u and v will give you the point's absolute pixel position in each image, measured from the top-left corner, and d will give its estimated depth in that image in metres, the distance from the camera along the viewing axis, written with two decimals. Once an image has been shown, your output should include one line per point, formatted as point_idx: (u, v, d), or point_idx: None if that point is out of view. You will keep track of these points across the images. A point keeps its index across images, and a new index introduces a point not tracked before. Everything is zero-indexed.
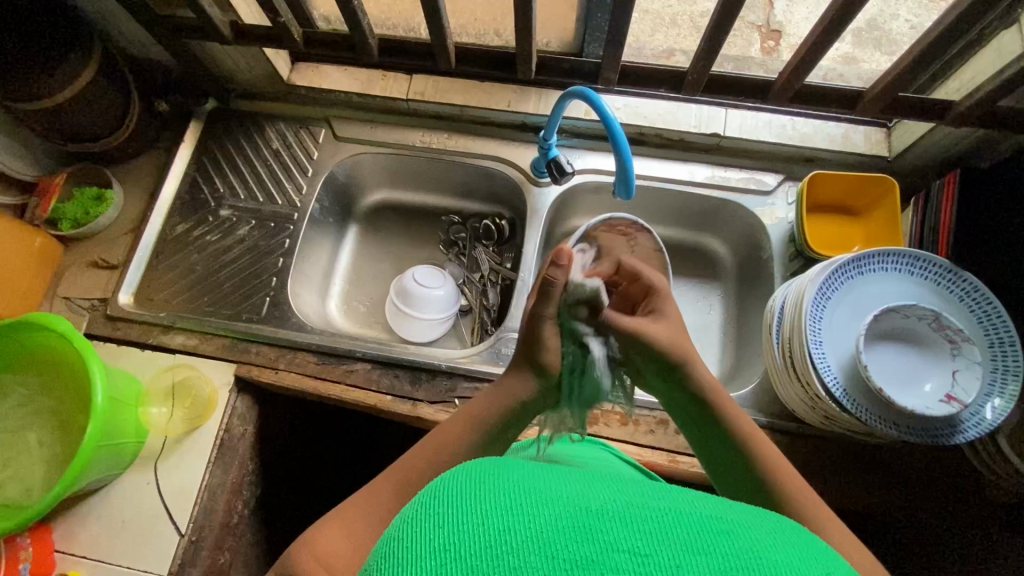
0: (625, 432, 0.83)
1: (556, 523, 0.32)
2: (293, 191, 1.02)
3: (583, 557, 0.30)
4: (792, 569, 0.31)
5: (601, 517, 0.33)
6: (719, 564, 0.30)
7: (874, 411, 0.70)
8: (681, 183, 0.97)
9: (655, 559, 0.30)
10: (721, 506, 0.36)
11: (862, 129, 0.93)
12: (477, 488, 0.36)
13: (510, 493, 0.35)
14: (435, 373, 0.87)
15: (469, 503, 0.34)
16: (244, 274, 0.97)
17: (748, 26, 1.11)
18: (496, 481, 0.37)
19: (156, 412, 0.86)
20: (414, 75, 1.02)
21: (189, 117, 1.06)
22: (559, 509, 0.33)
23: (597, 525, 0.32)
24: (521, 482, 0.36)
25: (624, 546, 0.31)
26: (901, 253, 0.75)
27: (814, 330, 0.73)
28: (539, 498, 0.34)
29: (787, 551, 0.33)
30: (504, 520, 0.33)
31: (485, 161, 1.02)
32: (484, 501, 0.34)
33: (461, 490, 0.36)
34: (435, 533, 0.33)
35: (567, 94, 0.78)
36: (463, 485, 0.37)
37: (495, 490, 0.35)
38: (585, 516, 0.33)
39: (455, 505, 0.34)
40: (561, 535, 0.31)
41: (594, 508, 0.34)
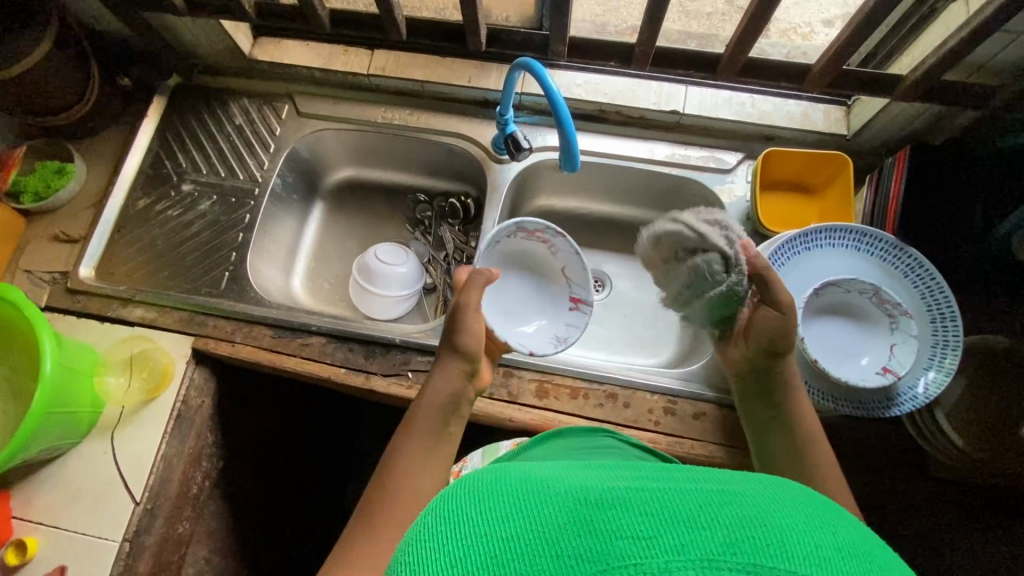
0: (574, 405, 0.84)
1: (561, 522, 0.33)
2: (255, 166, 1.02)
3: (589, 549, 0.31)
4: (795, 535, 0.31)
5: (604, 506, 0.33)
6: (722, 537, 0.30)
7: (811, 383, 0.71)
8: (640, 161, 0.97)
9: (661, 541, 0.31)
10: (727, 480, 0.36)
11: (822, 106, 0.93)
12: (481, 495, 0.37)
13: (515, 498, 0.36)
14: (389, 347, 0.88)
15: (474, 514, 0.35)
16: (205, 248, 0.97)
17: (737, 11, 1.08)
18: (500, 486, 0.37)
19: (113, 383, 0.87)
20: (375, 50, 1.01)
21: (153, 92, 1.05)
22: (564, 506, 0.34)
23: (599, 515, 0.33)
24: (525, 485, 0.37)
25: (627, 532, 0.31)
26: (846, 229, 0.75)
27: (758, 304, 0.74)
28: (547, 497, 0.35)
29: (797, 516, 0.33)
30: (513, 527, 0.33)
31: (446, 137, 1.02)
32: (494, 510, 0.35)
33: (469, 499, 0.37)
34: (448, 547, 0.33)
35: (515, 66, 0.78)
36: (474, 495, 0.37)
37: (507, 498, 0.36)
38: (588, 508, 0.33)
39: (469, 523, 0.35)
40: (567, 533, 0.32)
41: (595, 498, 0.34)
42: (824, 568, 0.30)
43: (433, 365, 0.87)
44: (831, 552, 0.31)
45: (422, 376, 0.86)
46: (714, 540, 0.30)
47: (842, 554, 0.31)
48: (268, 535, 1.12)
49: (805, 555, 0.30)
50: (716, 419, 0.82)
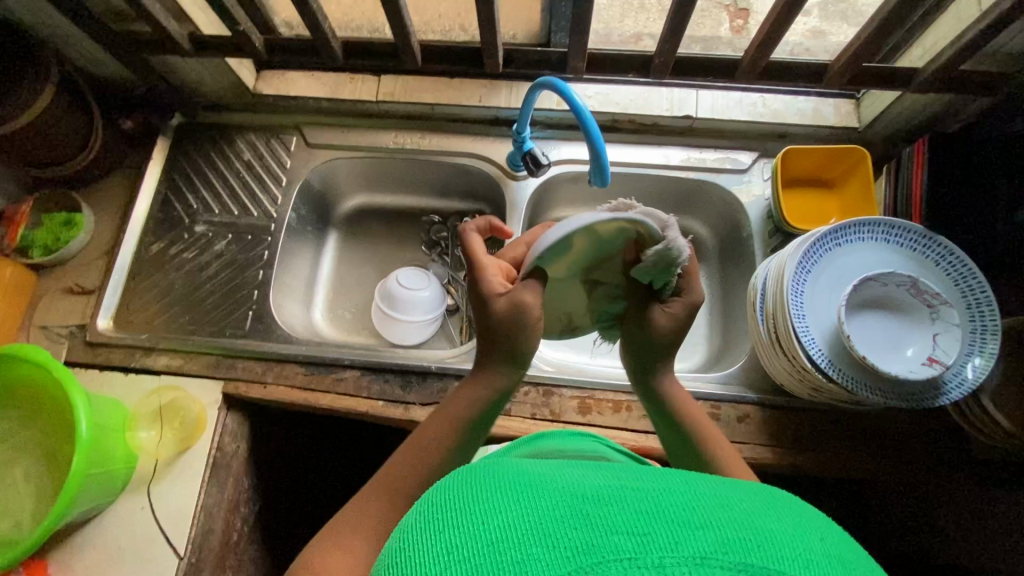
0: (618, 419, 0.83)
1: (554, 513, 0.32)
2: (268, 201, 1.00)
3: (580, 543, 0.30)
4: (788, 541, 0.30)
5: (597, 500, 0.32)
6: (717, 537, 0.29)
7: (858, 379, 0.71)
8: (658, 167, 0.98)
9: (655, 538, 0.30)
10: (716, 480, 0.35)
11: (832, 102, 0.94)
12: (471, 487, 0.36)
13: (504, 488, 0.35)
14: (425, 375, 0.87)
15: (464, 504, 0.34)
16: (225, 289, 0.95)
17: (715, 6, 1.08)
18: (490, 478, 0.36)
19: (145, 435, 0.85)
20: (382, 76, 1.01)
21: (156, 134, 1.03)
22: (557, 497, 0.33)
23: (595, 509, 0.32)
24: (519, 477, 0.36)
25: (621, 527, 0.30)
26: (875, 222, 0.76)
27: (796, 304, 0.74)
28: (536, 491, 0.34)
29: (791, 519, 0.32)
30: (502, 518, 0.32)
31: (461, 158, 1.01)
32: (480, 501, 0.34)
33: (458, 493, 0.36)
34: (431, 541, 0.32)
35: (537, 85, 0.77)
36: (464, 491, 0.35)
37: (498, 489, 0.34)
38: (583, 501, 0.32)
39: (462, 514, 0.33)
40: (559, 524, 0.31)
41: (592, 493, 0.33)
42: (816, 573, 0.29)
43: None
44: (824, 558, 0.30)
45: None
46: (707, 539, 0.29)
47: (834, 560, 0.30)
48: None
49: (800, 559, 0.30)
50: (760, 420, 0.82)
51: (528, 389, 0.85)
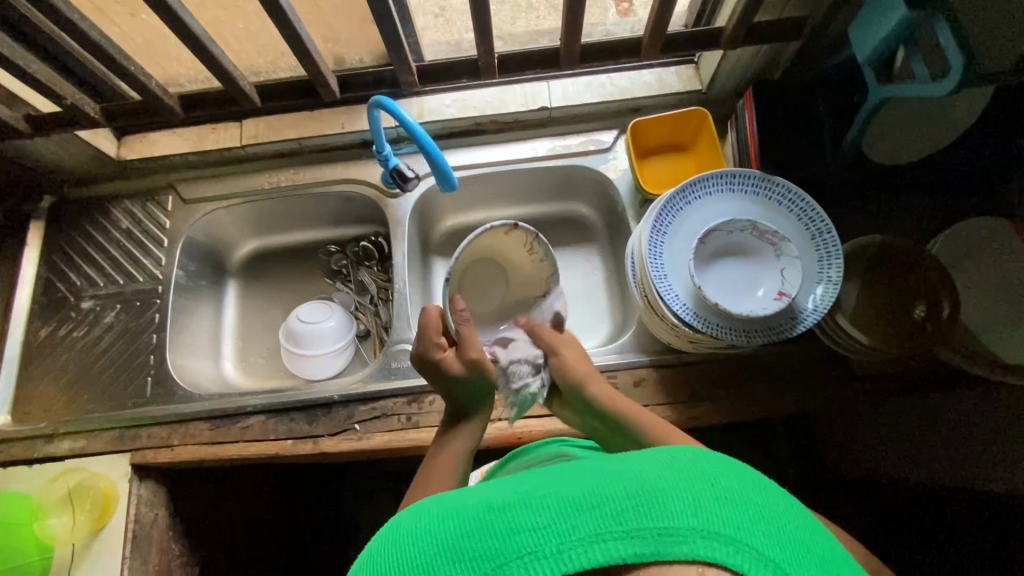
0: (523, 408, 0.85)
1: (471, 530, 0.39)
2: (153, 265, 1.00)
3: (491, 549, 0.38)
4: (673, 494, 0.39)
5: (506, 508, 0.40)
6: (614, 510, 0.38)
7: (723, 325, 0.75)
8: (527, 161, 1.01)
9: (562, 527, 0.38)
10: (615, 462, 0.43)
11: (673, 69, 0.99)
12: (424, 522, 0.43)
13: (438, 518, 0.42)
14: (330, 406, 0.87)
15: (406, 539, 0.42)
16: (120, 360, 0.94)
17: None
18: (430, 512, 0.44)
19: (56, 522, 0.83)
20: (243, 120, 1.01)
21: (28, 219, 1.02)
22: (474, 517, 0.40)
23: (502, 516, 0.39)
24: (449, 505, 0.43)
25: (525, 526, 0.38)
26: (718, 175, 0.80)
27: (657, 265, 0.78)
28: (461, 514, 0.41)
29: (675, 476, 0.40)
30: (446, 543, 0.40)
31: (337, 185, 1.02)
32: (428, 533, 0.41)
33: (399, 532, 0.43)
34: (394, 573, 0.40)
35: (371, 107, 0.79)
36: (414, 527, 0.43)
37: (440, 520, 0.42)
38: (495, 511, 0.40)
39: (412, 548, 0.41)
40: (484, 538, 0.39)
41: (506, 502, 0.41)
42: (703, 518, 0.37)
43: (377, 411, 0.87)
44: (700, 508, 0.38)
45: (370, 424, 0.86)
46: (600, 517, 0.37)
47: (711, 499, 0.39)
48: None
49: (675, 513, 0.38)
50: (654, 381, 0.86)
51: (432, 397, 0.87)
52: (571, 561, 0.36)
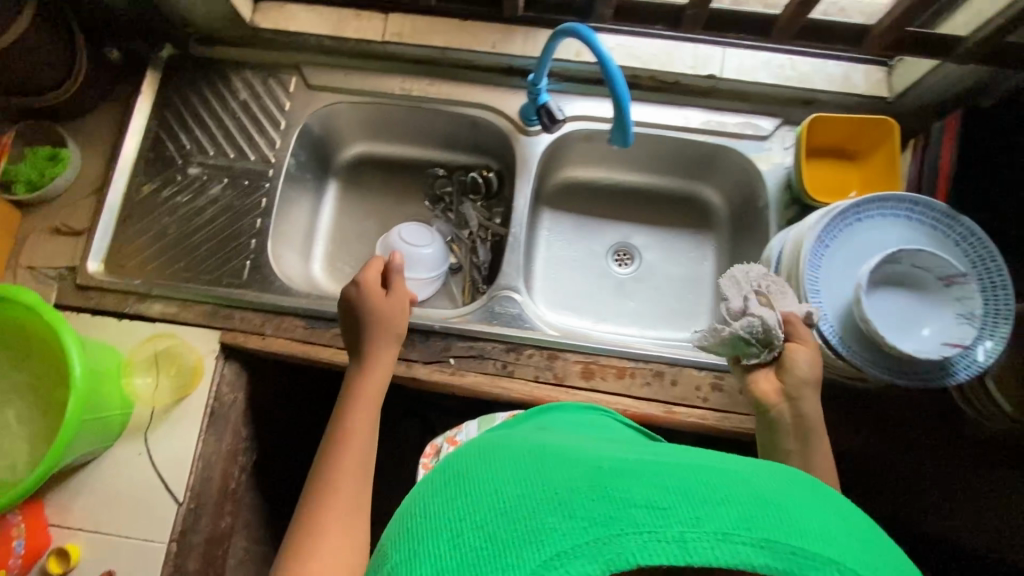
0: (622, 385, 0.83)
1: (574, 488, 0.34)
2: (266, 145, 0.95)
3: (601, 515, 0.32)
4: (802, 513, 0.33)
5: (615, 475, 0.35)
6: (735, 513, 0.32)
7: (868, 357, 0.71)
8: (676, 129, 0.94)
9: (674, 510, 0.32)
10: (731, 459, 0.38)
11: (862, 67, 0.90)
12: (495, 467, 0.39)
13: (528, 467, 0.38)
14: (428, 335, 0.85)
15: (487, 479, 0.38)
16: (221, 236, 0.91)
17: None
18: (515, 459, 0.39)
19: (140, 382, 0.83)
20: (389, 14, 0.94)
21: (145, 66, 0.97)
22: (578, 474, 0.35)
23: (612, 483, 0.34)
24: (539, 456, 0.39)
25: (640, 501, 0.33)
26: (898, 198, 0.75)
27: (812, 277, 0.74)
28: (558, 469, 0.36)
29: (801, 496, 0.35)
30: (520, 491, 0.35)
31: (469, 109, 0.96)
32: (501, 478, 0.37)
33: (474, 470, 0.39)
34: (450, 513, 0.36)
35: (558, 33, 0.73)
36: (483, 470, 0.39)
37: (517, 470, 0.38)
38: (603, 475, 0.35)
39: (478, 492, 0.37)
40: (579, 495, 0.34)
41: (606, 468, 0.36)
42: (837, 548, 0.32)
43: (474, 350, 0.85)
44: (835, 535, 0.33)
45: (465, 362, 0.84)
46: (730, 517, 0.32)
47: (847, 535, 0.33)
48: None
49: (814, 532, 0.32)
50: None
51: (532, 351, 0.84)
52: (694, 556, 0.31)
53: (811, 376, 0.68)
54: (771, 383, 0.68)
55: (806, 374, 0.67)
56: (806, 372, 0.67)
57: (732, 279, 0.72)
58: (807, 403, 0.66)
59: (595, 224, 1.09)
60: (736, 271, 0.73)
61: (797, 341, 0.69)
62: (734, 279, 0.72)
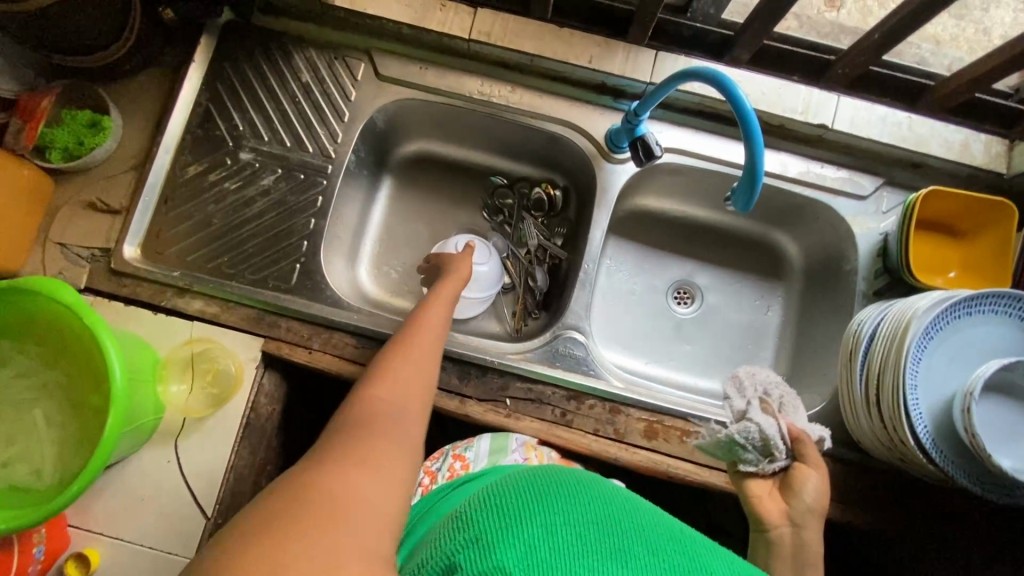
0: (684, 449, 0.78)
1: (658, 535, 0.39)
2: (327, 137, 0.87)
3: (681, 567, 0.36)
4: None
5: (695, 542, 0.39)
6: None
7: (959, 464, 0.67)
8: (772, 177, 0.87)
9: None
10: None
11: (983, 137, 0.83)
12: (584, 482, 0.43)
13: (610, 494, 0.42)
14: (485, 370, 0.80)
15: (574, 484, 0.42)
16: (270, 233, 0.84)
17: None
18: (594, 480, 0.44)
19: (175, 389, 0.77)
20: (479, 8, 0.85)
21: (200, 31, 0.87)
22: (661, 525, 0.40)
23: (691, 548, 0.38)
24: (618, 490, 0.44)
25: (719, 574, 0.36)
26: (1016, 297, 0.70)
27: (913, 372, 0.69)
28: (641, 512, 0.41)
29: None
30: (612, 518, 0.39)
31: (552, 124, 0.88)
32: (592, 496, 0.41)
33: (557, 472, 0.44)
34: (545, 499, 0.40)
35: (692, 73, 0.66)
36: (574, 480, 0.43)
37: (607, 498, 0.42)
38: (681, 537, 0.39)
39: (572, 496, 0.40)
40: (666, 548, 0.37)
41: (686, 533, 0.40)
42: None
43: (533, 393, 0.80)
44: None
45: (522, 404, 0.79)
46: None
47: None
48: None
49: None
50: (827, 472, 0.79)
51: (593, 402, 0.79)
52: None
53: (816, 504, 0.62)
54: (771, 497, 0.63)
55: (811, 502, 0.61)
56: (811, 501, 0.62)
57: (737, 382, 0.70)
58: (809, 531, 0.60)
59: (660, 258, 1.02)
60: (742, 373, 0.70)
61: (805, 463, 0.64)
62: (743, 380, 0.70)
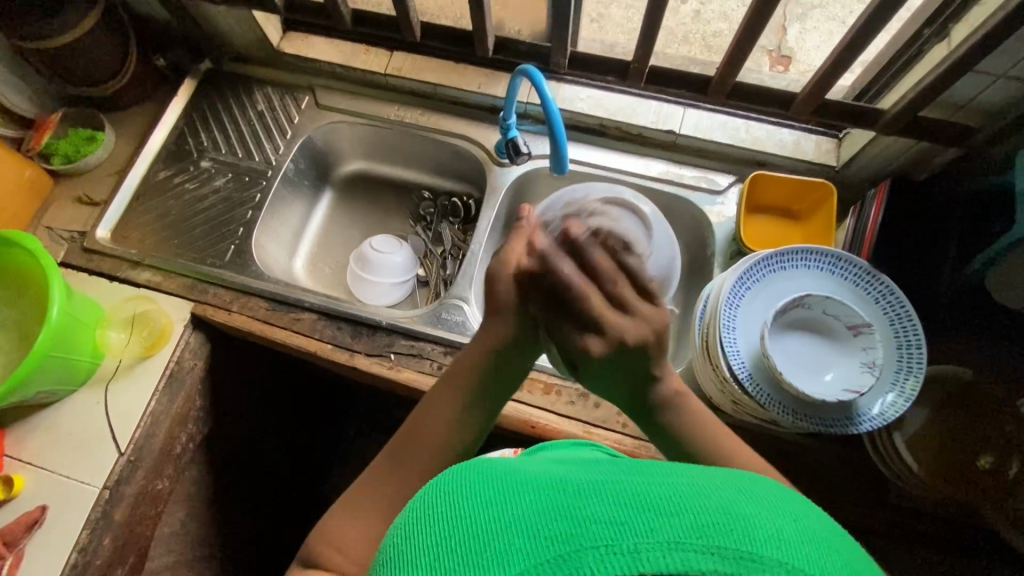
0: (546, 401, 0.86)
1: (538, 508, 0.35)
2: (271, 150, 1.08)
3: (561, 532, 0.33)
4: (764, 523, 0.33)
5: (579, 493, 0.35)
6: (691, 522, 0.32)
7: (775, 396, 0.72)
8: (635, 175, 1.01)
9: (628, 525, 0.32)
10: (706, 473, 0.37)
11: (814, 138, 0.96)
12: (463, 482, 0.39)
13: (491, 488, 0.37)
14: (376, 329, 0.92)
15: (453, 509, 0.37)
16: (216, 221, 1.03)
17: (760, 50, 1.23)
18: (467, 483, 0.39)
19: (114, 336, 0.92)
20: (394, 51, 1.07)
21: (185, 75, 1.12)
22: (540, 492, 0.36)
23: (574, 502, 0.34)
24: (491, 476, 0.39)
25: (601, 518, 0.33)
26: (821, 252, 0.78)
27: (728, 317, 0.76)
28: (527, 483, 0.37)
29: (761, 505, 0.35)
30: (492, 511, 0.36)
31: (454, 139, 1.07)
32: (470, 497, 0.37)
33: (438, 502, 0.38)
34: (425, 536, 0.36)
35: (518, 72, 0.82)
36: (459, 485, 0.39)
37: (486, 486, 0.38)
38: (563, 496, 0.35)
39: (452, 507, 0.37)
40: (542, 517, 0.34)
41: (572, 487, 0.36)
42: (786, 552, 0.32)
43: (415, 349, 0.90)
44: (791, 537, 0.33)
45: (404, 359, 0.89)
46: (678, 525, 0.32)
47: (805, 540, 0.33)
48: (246, 505, 1.17)
49: (764, 539, 0.32)
50: None
51: None
52: (645, 566, 0.31)
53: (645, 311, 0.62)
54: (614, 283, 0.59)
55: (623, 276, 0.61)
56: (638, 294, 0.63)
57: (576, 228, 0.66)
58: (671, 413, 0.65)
59: None
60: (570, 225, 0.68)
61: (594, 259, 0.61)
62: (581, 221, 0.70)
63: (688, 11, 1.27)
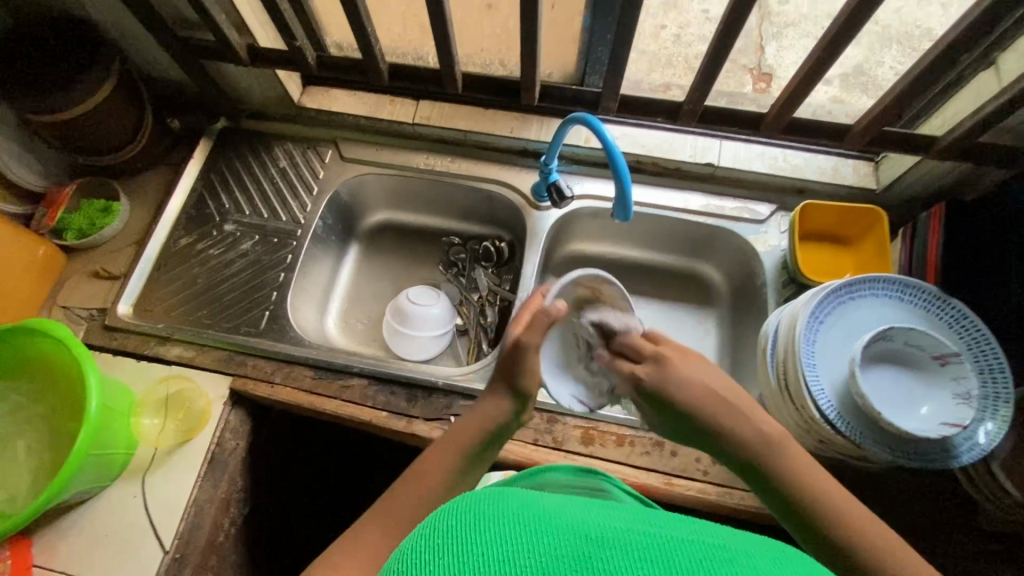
0: (621, 453, 0.82)
1: (556, 554, 0.32)
2: (297, 208, 1.04)
3: None
4: None
5: (601, 547, 0.33)
6: None
7: (867, 434, 0.71)
8: (677, 210, 1.00)
9: None
10: (733, 533, 0.35)
11: (850, 162, 0.97)
12: (476, 514, 0.36)
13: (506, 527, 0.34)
14: (431, 390, 0.87)
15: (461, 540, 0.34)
16: (246, 287, 0.98)
17: (741, 69, 1.23)
18: (476, 511, 0.36)
19: (148, 422, 0.85)
20: (420, 100, 1.06)
21: (200, 135, 1.07)
22: (562, 538, 0.33)
23: (597, 554, 0.32)
24: (508, 510, 0.36)
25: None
26: (890, 280, 0.77)
27: (807, 354, 0.74)
28: (544, 522, 0.34)
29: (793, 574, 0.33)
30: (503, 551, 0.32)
31: (487, 184, 1.05)
32: (482, 528, 0.34)
33: (449, 530, 0.35)
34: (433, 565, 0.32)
35: (570, 120, 0.80)
36: (469, 514, 0.36)
37: (496, 522, 0.34)
38: (587, 544, 0.33)
39: (462, 540, 0.34)
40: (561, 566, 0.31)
41: (594, 535, 0.34)
42: None
43: None
44: None
45: None
46: None
47: None
48: None
49: None
50: None
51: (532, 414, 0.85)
52: None
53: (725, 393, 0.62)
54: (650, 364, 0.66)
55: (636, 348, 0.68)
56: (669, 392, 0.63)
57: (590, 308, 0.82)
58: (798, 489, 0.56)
59: None
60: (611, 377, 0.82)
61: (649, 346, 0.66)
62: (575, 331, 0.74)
63: (668, 36, 1.27)
